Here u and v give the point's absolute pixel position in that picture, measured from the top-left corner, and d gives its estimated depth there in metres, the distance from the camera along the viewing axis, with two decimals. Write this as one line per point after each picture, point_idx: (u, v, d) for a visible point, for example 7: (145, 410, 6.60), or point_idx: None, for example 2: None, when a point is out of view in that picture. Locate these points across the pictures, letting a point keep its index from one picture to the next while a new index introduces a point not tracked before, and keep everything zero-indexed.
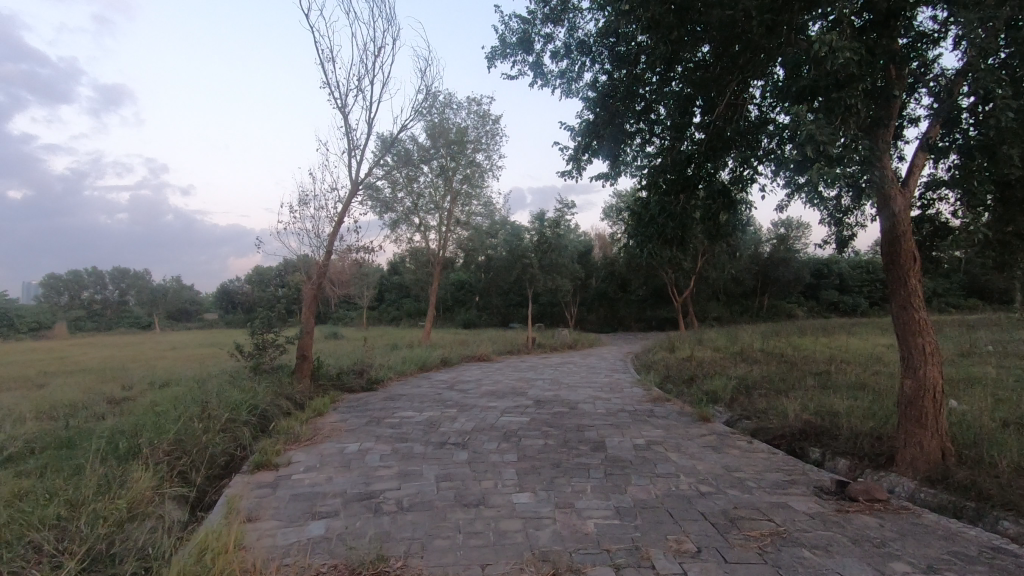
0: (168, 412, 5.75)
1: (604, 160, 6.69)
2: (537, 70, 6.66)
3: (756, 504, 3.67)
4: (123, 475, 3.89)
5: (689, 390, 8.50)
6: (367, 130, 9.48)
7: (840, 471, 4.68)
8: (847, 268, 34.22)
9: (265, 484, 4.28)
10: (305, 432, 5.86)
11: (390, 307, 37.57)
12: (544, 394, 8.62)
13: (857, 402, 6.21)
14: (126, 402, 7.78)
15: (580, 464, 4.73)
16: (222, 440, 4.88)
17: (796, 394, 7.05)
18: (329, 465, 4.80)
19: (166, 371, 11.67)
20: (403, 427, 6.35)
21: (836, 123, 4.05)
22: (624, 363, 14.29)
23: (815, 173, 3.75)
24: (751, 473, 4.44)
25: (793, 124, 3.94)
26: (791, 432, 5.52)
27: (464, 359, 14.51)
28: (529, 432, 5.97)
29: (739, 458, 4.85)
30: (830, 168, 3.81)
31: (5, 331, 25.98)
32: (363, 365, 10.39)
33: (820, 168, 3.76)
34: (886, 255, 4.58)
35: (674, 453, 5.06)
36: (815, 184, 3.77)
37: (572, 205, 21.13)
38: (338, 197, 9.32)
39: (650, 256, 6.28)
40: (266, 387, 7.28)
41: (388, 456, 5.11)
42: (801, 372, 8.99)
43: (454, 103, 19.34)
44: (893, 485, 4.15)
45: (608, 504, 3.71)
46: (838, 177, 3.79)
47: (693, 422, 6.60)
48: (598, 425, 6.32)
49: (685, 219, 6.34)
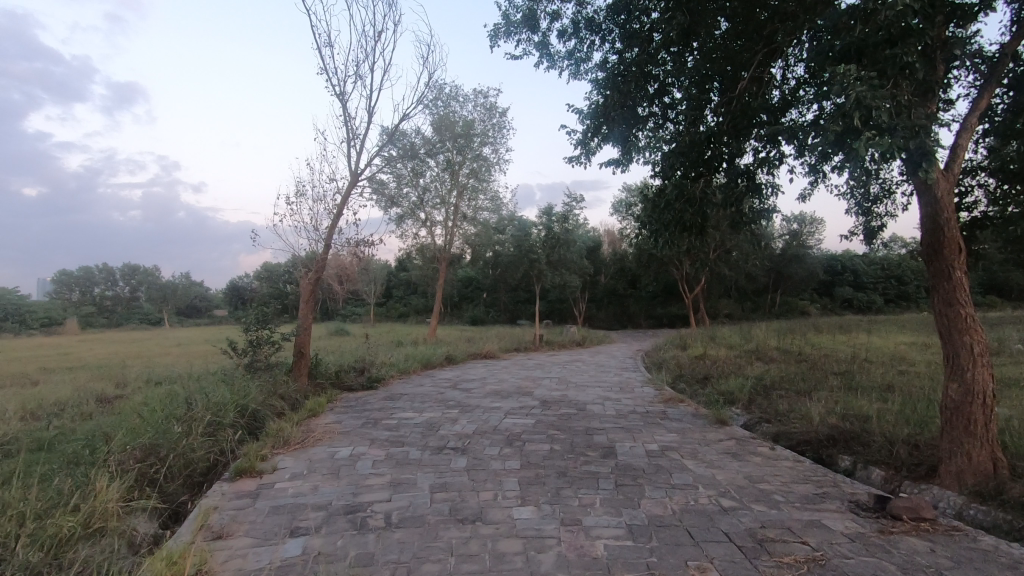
0: (151, 413, 5.42)
1: (615, 145, 6.28)
2: (543, 50, 6.26)
3: (787, 523, 3.27)
4: (88, 484, 3.57)
5: (703, 390, 8.08)
6: (367, 119, 9.15)
7: (874, 482, 4.27)
8: (861, 265, 33.60)
9: (244, 494, 3.94)
10: (296, 434, 5.52)
11: (398, 304, 37.41)
12: (551, 394, 8.23)
13: (888, 405, 5.77)
14: (117, 401, 7.51)
15: (589, 472, 4.34)
16: (204, 445, 4.55)
17: (820, 396, 6.61)
18: (316, 472, 4.45)
19: (164, 369, 11.40)
20: (400, 430, 5.99)
21: (888, 85, 3.57)
22: (634, 361, 13.91)
23: (863, 142, 3.29)
24: (778, 485, 4.02)
25: (838, 87, 3.48)
26: (817, 439, 5.11)
27: (469, 356, 14.18)
28: (534, 436, 5.59)
29: (763, 467, 4.45)
30: (881, 137, 3.34)
31: (15, 325, 26.15)
32: (365, 363, 10.07)
33: (869, 136, 3.30)
34: (927, 243, 4.13)
35: (690, 461, 4.65)
36: (864, 155, 3.31)
37: (581, 199, 20.70)
38: (337, 188, 8.98)
39: (669, 246, 5.86)
40: (259, 386, 6.96)
41: (382, 462, 4.75)
42: (822, 371, 8.54)
43: (460, 94, 18.95)
44: (937, 499, 3.74)
45: (620, 521, 3.32)
46: (890, 146, 3.34)
47: (710, 426, 6.19)
48: (608, 428, 5.92)
49: (706, 206, 5.89)
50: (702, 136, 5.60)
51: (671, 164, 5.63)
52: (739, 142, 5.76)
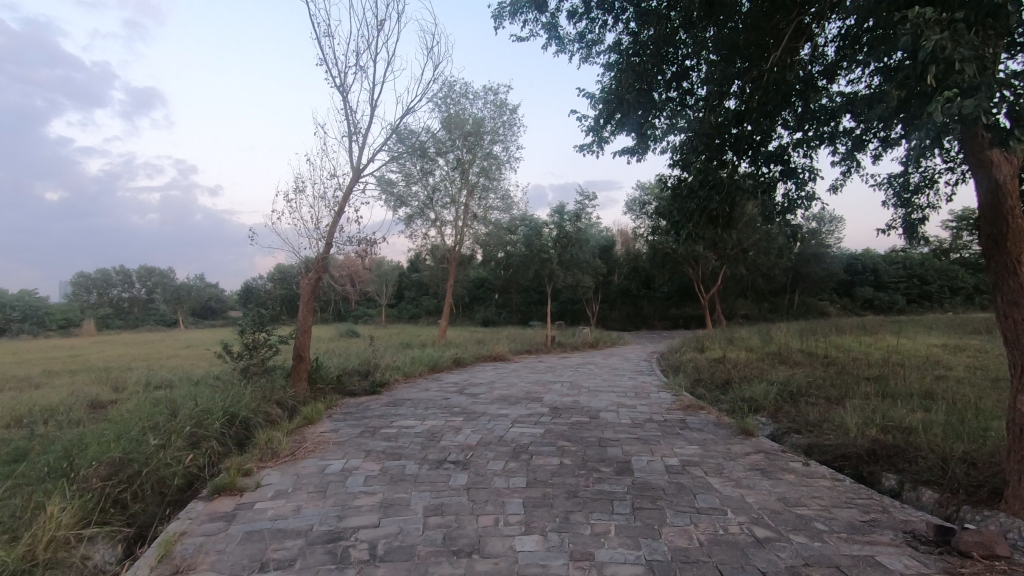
0: (133, 422, 5.08)
1: (630, 133, 5.85)
2: (552, 32, 5.83)
3: (835, 560, 2.80)
4: (40, 506, 3.20)
5: (725, 396, 7.59)
6: (370, 113, 8.80)
7: (925, 505, 3.77)
8: (881, 263, 32.79)
9: (218, 517, 3.55)
10: (288, 445, 5.14)
11: (409, 305, 37.20)
12: (561, 400, 7.79)
13: (933, 416, 5.24)
14: (109, 406, 7.21)
15: (602, 492, 3.89)
16: (181, 459, 4.17)
17: (853, 404, 6.10)
18: (302, 490, 4.05)
19: (165, 372, 11.13)
20: (399, 440, 5.58)
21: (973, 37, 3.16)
22: (649, 364, 13.42)
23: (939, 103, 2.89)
24: (817, 510, 3.54)
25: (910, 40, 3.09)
26: (856, 454, 4.60)
27: (478, 359, 13.77)
28: (542, 448, 5.15)
29: (798, 487, 3.97)
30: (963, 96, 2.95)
31: (33, 328, 26.47)
32: (369, 367, 9.70)
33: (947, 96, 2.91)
34: (988, 234, 3.64)
35: (715, 479, 4.18)
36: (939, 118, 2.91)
37: (593, 197, 20.21)
38: (338, 184, 8.60)
39: (693, 240, 5.42)
40: (254, 392, 6.61)
41: (376, 477, 4.34)
42: (852, 376, 7.99)
43: (469, 91, 18.57)
44: (1007, 529, 3.24)
45: (638, 555, 2.88)
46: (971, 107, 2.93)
47: (734, 437, 5.70)
48: (623, 439, 5.47)
49: (733, 195, 5.47)
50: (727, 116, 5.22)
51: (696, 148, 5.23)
52: (769, 122, 5.37)
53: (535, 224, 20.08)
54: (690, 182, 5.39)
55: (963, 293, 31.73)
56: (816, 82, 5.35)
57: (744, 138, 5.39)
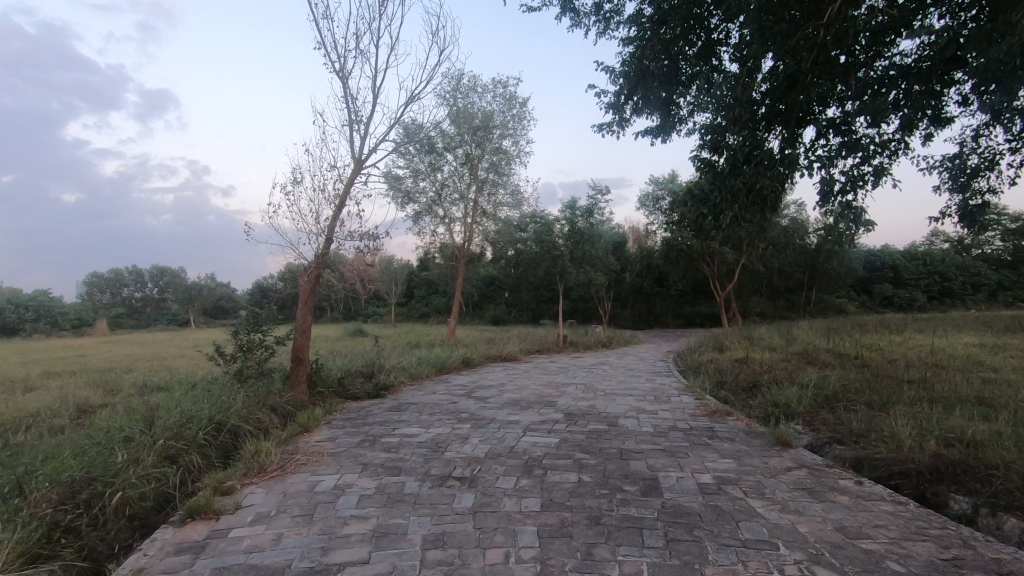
0: (107, 433, 4.63)
1: (656, 111, 5.63)
2: (567, 5, 5.34)
3: None
4: None
5: (753, 401, 7.03)
6: (374, 101, 8.31)
7: (1011, 536, 3.22)
8: (901, 260, 31.97)
9: (186, 548, 3.08)
10: (277, 457, 4.68)
11: (419, 304, 36.80)
12: (576, 405, 7.26)
13: (998, 426, 4.65)
14: (95, 412, 6.81)
15: (628, 519, 3.36)
16: (152, 477, 3.72)
17: (902, 412, 5.53)
18: (287, 513, 3.58)
19: (164, 374, 10.72)
20: (400, 451, 5.09)
21: None
22: (666, 364, 12.86)
23: None
24: (888, 544, 2.99)
25: None
26: (916, 471, 4.04)
27: (487, 359, 13.29)
28: (557, 462, 4.62)
29: (856, 513, 3.42)
30: None
31: (46, 327, 26.47)
32: (373, 368, 9.26)
33: None
34: None
35: (758, 502, 3.63)
36: None
37: (605, 192, 19.66)
38: (339, 176, 8.13)
39: (740, 221, 5.26)
40: (245, 398, 6.15)
41: (370, 497, 3.84)
42: (890, 379, 7.39)
43: (478, 84, 18.11)
44: None
45: None
46: None
47: (770, 448, 5.15)
48: (647, 451, 4.94)
49: (779, 172, 5.31)
50: (775, 85, 5.07)
51: (741, 122, 5.03)
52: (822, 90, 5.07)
53: (545, 219, 19.32)
54: (735, 159, 5.24)
55: (986, 291, 30.68)
56: (873, 44, 5.00)
57: (791, 109, 5.22)
